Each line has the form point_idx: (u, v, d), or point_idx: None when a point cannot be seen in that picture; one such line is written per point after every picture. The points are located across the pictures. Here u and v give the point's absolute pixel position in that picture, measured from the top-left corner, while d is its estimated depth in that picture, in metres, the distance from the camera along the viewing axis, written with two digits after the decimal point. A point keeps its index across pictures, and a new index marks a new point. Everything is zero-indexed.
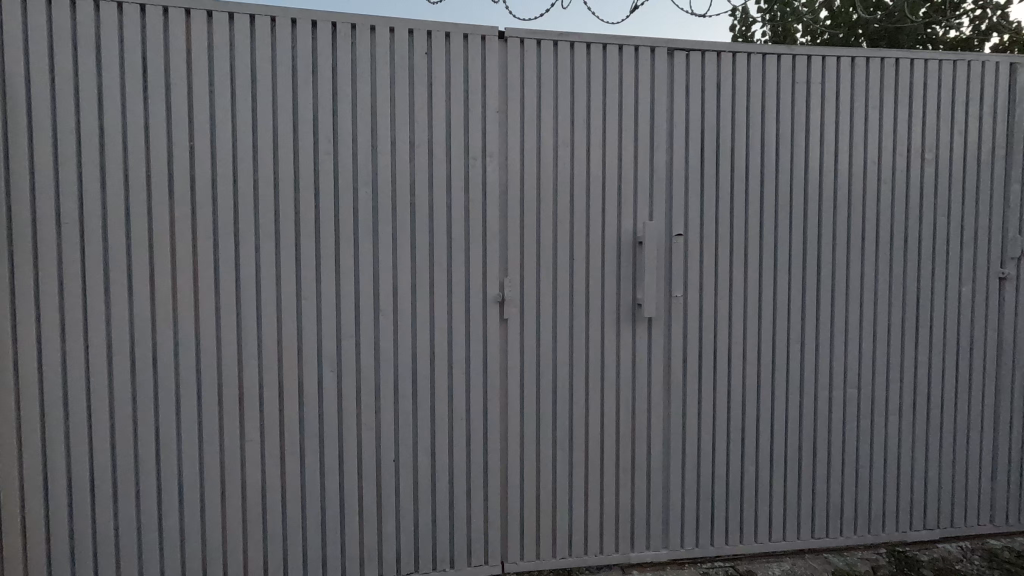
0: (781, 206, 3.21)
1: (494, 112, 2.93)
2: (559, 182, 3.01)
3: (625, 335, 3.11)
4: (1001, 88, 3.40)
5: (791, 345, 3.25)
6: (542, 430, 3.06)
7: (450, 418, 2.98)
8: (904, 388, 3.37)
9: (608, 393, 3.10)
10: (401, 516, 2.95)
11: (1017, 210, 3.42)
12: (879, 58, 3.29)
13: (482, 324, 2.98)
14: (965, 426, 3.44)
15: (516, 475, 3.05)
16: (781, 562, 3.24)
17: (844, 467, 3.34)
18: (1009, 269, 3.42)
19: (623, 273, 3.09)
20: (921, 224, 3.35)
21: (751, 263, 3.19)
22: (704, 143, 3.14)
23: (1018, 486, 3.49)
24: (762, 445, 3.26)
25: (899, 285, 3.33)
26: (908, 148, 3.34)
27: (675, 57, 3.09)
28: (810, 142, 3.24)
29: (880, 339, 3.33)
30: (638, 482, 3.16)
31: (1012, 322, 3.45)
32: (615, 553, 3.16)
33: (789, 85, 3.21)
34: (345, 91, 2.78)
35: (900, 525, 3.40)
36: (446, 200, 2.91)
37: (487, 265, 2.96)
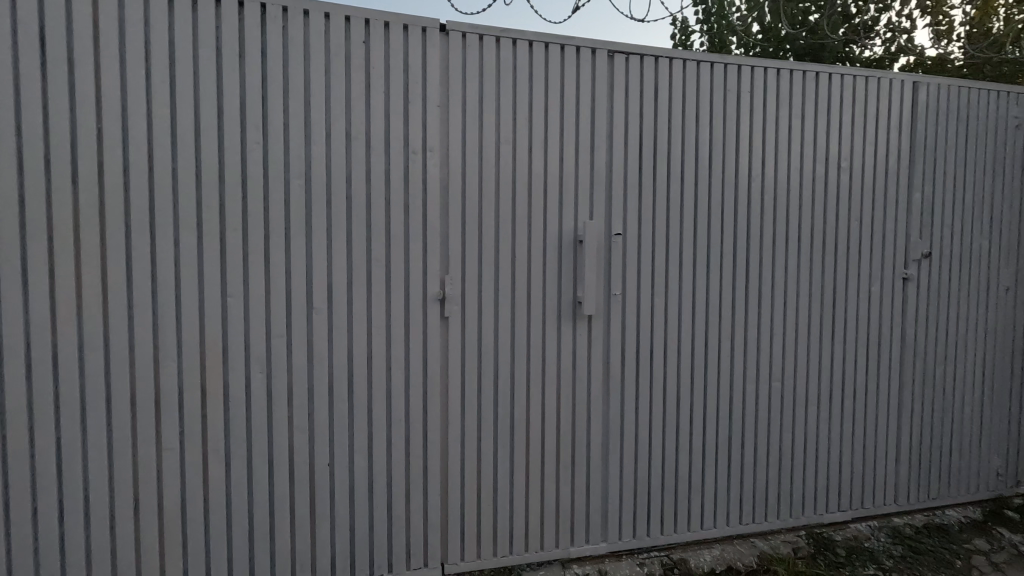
0: (713, 209, 3.35)
1: (435, 106, 2.87)
2: (501, 180, 2.99)
3: (565, 332, 3.14)
4: (905, 104, 3.70)
5: (722, 341, 3.41)
6: (483, 429, 3.04)
7: (389, 419, 2.90)
8: (822, 380, 3.61)
9: (549, 391, 3.13)
10: (336, 522, 2.84)
11: (919, 216, 3.74)
12: (801, 71, 3.50)
13: (422, 322, 2.92)
14: (874, 414, 3.73)
15: (457, 475, 3.01)
16: (711, 548, 3.40)
17: (770, 455, 3.54)
18: (911, 270, 3.74)
19: (564, 271, 3.12)
20: (837, 227, 3.59)
21: (686, 262, 3.31)
22: (642, 145, 3.21)
23: (917, 468, 3.83)
24: (694, 438, 3.40)
25: (818, 284, 3.56)
26: (827, 155, 3.57)
27: (616, 60, 3.15)
28: (740, 149, 3.39)
29: (801, 335, 3.55)
30: (578, 477, 3.21)
31: (914, 318, 3.77)
32: (556, 548, 3.20)
33: (722, 91, 3.35)
34: (276, 77, 2.63)
35: (818, 508, 3.64)
36: (384, 195, 2.82)
37: (427, 262, 2.90)
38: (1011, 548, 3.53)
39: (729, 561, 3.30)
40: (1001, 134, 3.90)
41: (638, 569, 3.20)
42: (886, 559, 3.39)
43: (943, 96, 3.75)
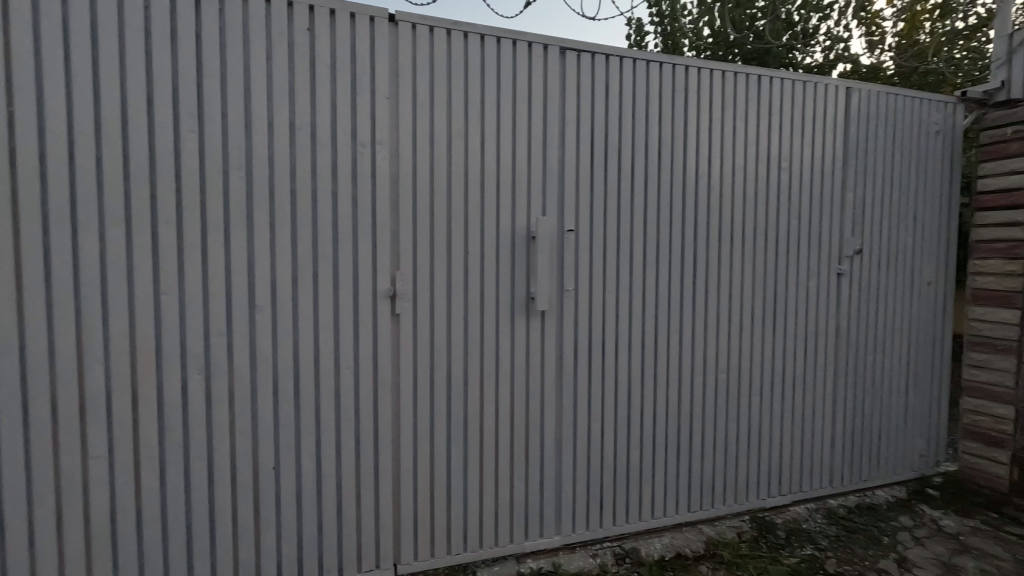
0: (662, 206, 3.43)
1: (384, 99, 2.80)
2: (453, 174, 2.95)
3: (518, 328, 3.14)
4: (839, 107, 3.90)
5: (671, 335, 3.50)
6: (436, 427, 3.01)
7: (338, 419, 2.82)
8: (764, 370, 3.77)
9: (502, 388, 3.12)
10: (283, 527, 2.74)
11: (851, 214, 3.96)
12: (744, 74, 3.63)
13: (371, 320, 2.85)
14: (811, 403, 3.93)
15: (409, 474, 2.97)
16: (661, 536, 3.50)
17: (716, 444, 3.67)
18: (845, 266, 3.95)
19: (517, 267, 3.12)
20: (778, 224, 3.75)
21: (636, 258, 3.38)
22: (594, 142, 3.25)
23: (849, 452, 4.06)
24: (644, 430, 3.48)
25: (761, 278, 3.72)
26: (769, 155, 3.71)
27: (567, 57, 3.16)
28: (687, 148, 3.48)
29: (744, 328, 3.70)
30: (531, 473, 3.22)
31: (846, 311, 3.99)
32: (510, 543, 3.21)
33: (670, 91, 3.42)
34: (212, 63, 2.48)
35: (761, 493, 3.81)
36: (331, 188, 2.73)
37: (377, 258, 2.83)
38: (931, 523, 3.81)
39: (678, 548, 3.41)
40: (925, 139, 4.17)
41: (591, 560, 3.25)
42: (822, 539, 3.58)
43: (873, 101, 3.98)
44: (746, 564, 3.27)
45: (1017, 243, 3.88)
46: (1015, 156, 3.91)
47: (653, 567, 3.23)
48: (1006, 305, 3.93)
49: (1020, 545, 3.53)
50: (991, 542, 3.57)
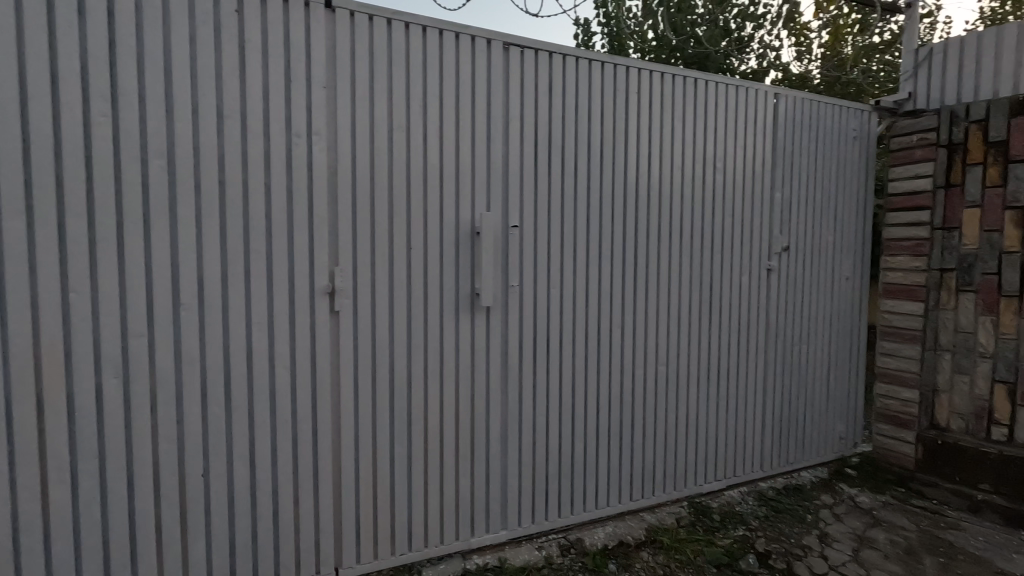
0: (604, 203, 3.50)
1: (320, 88, 2.69)
2: (395, 168, 2.88)
3: (463, 323, 3.12)
4: (768, 112, 4.11)
5: (614, 329, 3.59)
6: (379, 426, 2.94)
7: (274, 421, 2.70)
8: (701, 361, 3.94)
9: (447, 385, 3.10)
10: (213, 538, 2.60)
11: (779, 213, 4.19)
12: (682, 77, 3.76)
13: (309, 318, 2.74)
14: (744, 392, 4.15)
15: (350, 476, 2.89)
16: (605, 525, 3.60)
17: (657, 434, 3.81)
18: (774, 262, 4.19)
19: (461, 263, 3.09)
20: (714, 222, 3.92)
21: (579, 254, 3.44)
22: (537, 139, 3.27)
23: (777, 437, 4.32)
24: (588, 422, 3.55)
25: (697, 274, 3.87)
26: (704, 156, 3.87)
27: (511, 52, 3.16)
28: (628, 147, 3.57)
29: (683, 321, 3.85)
30: (477, 469, 3.21)
31: (775, 304, 4.23)
32: (456, 540, 3.19)
33: (611, 91, 3.50)
34: (126, 41, 2.29)
35: (698, 479, 3.99)
36: (264, 180, 2.60)
37: (314, 253, 2.72)
38: (849, 500, 4.11)
39: (621, 536, 3.51)
40: (844, 144, 4.48)
41: (536, 553, 3.28)
42: (753, 519, 3.79)
43: (799, 107, 4.23)
44: (684, 548, 3.42)
45: (922, 242, 4.25)
46: (920, 162, 4.27)
47: (596, 556, 3.31)
48: (912, 298, 4.30)
49: (924, 516, 3.87)
50: (899, 515, 3.89)
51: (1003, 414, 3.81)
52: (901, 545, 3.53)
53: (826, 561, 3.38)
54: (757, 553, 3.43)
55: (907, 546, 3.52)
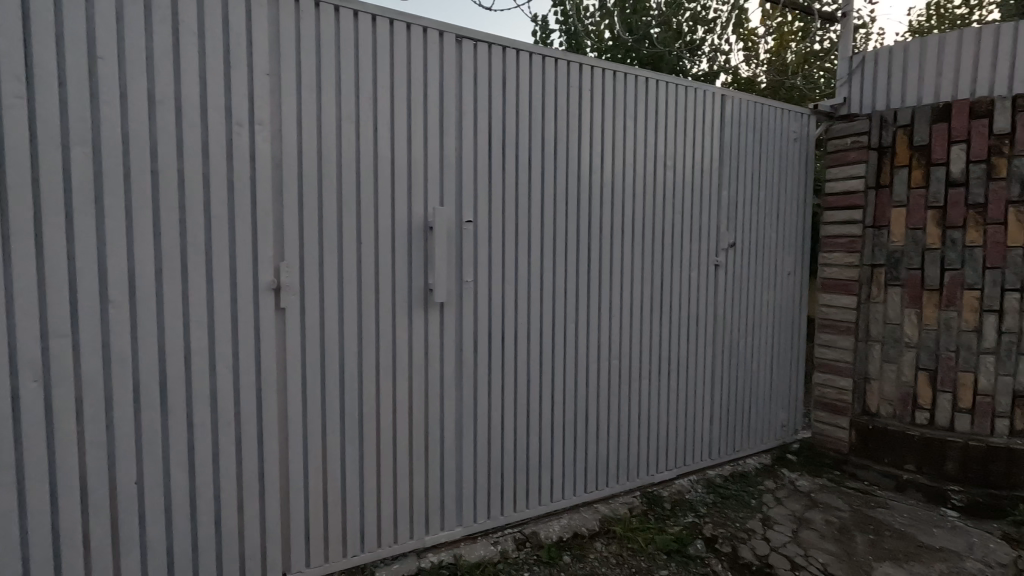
0: (558, 199, 3.52)
1: (263, 74, 2.58)
2: (343, 160, 2.80)
3: (416, 320, 3.07)
4: (715, 112, 4.25)
5: (568, 324, 3.64)
6: (329, 425, 2.86)
7: (215, 424, 2.58)
8: (652, 354, 4.04)
9: (400, 382, 3.04)
10: (149, 548, 2.46)
11: (726, 210, 4.35)
12: (634, 76, 3.83)
13: (253, 314, 2.63)
14: (694, 383, 4.29)
15: (299, 478, 2.80)
16: (560, 518, 3.64)
17: (611, 426, 3.88)
18: (721, 258, 4.34)
19: (414, 259, 3.04)
20: (664, 218, 4.02)
21: (534, 250, 3.45)
22: (491, 135, 3.25)
23: (724, 426, 4.49)
24: (543, 416, 3.58)
25: (649, 269, 3.97)
26: (655, 154, 3.96)
27: (464, 45, 3.12)
28: (581, 144, 3.60)
29: (635, 315, 3.93)
30: (431, 467, 3.18)
31: (722, 298, 4.39)
32: (410, 539, 3.15)
33: (564, 88, 3.52)
34: (43, 16, 2.12)
35: (650, 469, 4.10)
36: (202, 170, 2.46)
37: (257, 247, 2.61)
38: (790, 484, 4.33)
39: (576, 528, 3.57)
40: (786, 145, 4.68)
41: (492, 548, 3.30)
42: (702, 506, 3.93)
43: (744, 109, 4.39)
44: (636, 536, 3.50)
45: (854, 239, 4.49)
46: (853, 163, 4.51)
47: (551, 548, 3.36)
48: (846, 293, 4.55)
49: (856, 496, 4.12)
50: (835, 496, 4.13)
51: (925, 400, 4.13)
52: (836, 524, 3.74)
53: (768, 542, 3.54)
54: (705, 538, 3.56)
55: (842, 525, 3.74)
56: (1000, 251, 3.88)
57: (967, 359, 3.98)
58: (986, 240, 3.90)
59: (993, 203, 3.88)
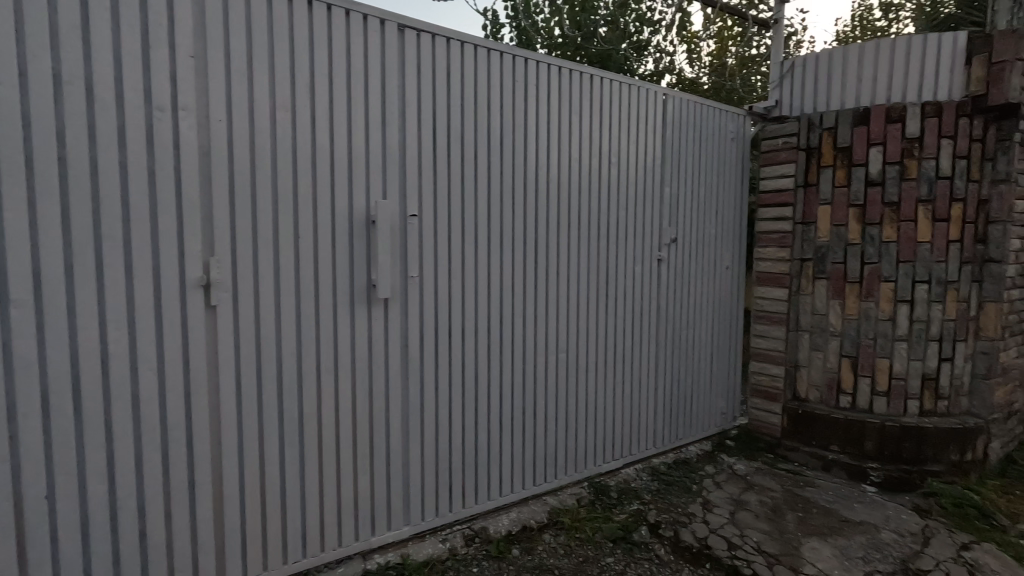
0: (504, 194, 3.52)
1: (187, 56, 2.41)
2: (278, 151, 2.67)
3: (358, 317, 2.99)
4: (658, 111, 4.36)
5: (516, 319, 3.65)
6: (266, 427, 2.74)
7: (138, 430, 2.41)
8: (598, 346, 4.12)
9: (342, 381, 2.95)
10: (62, 566, 2.28)
11: (669, 207, 4.49)
12: (579, 73, 3.87)
13: (179, 312, 2.46)
14: (639, 374, 4.41)
15: (234, 483, 2.66)
16: (509, 512, 3.65)
17: (559, 419, 3.94)
18: (664, 253, 4.48)
19: (356, 255, 2.95)
20: (609, 214, 4.10)
21: (480, 245, 3.44)
22: (436, 127, 3.20)
23: (667, 415, 4.65)
24: (492, 411, 3.58)
25: (594, 263, 4.04)
26: (600, 150, 4.02)
27: (406, 34, 3.05)
28: (527, 138, 3.61)
29: (582, 309, 4.00)
30: (378, 466, 3.12)
31: (665, 291, 4.53)
32: (355, 541, 3.07)
33: (510, 82, 3.51)
34: None
35: (598, 460, 4.19)
36: (119, 158, 2.29)
37: (183, 241, 2.45)
38: (728, 468, 4.54)
39: (525, 521, 3.60)
40: (724, 144, 4.88)
41: (440, 545, 3.27)
42: (647, 493, 4.05)
43: (683, 108, 4.53)
44: (583, 526, 3.58)
45: (785, 234, 4.74)
46: (784, 163, 4.75)
47: (500, 542, 3.38)
48: (778, 285, 4.80)
49: (788, 477, 4.37)
50: (768, 478, 4.37)
51: (847, 385, 4.44)
52: (769, 504, 3.96)
53: (707, 525, 3.69)
54: (649, 524, 3.67)
55: (774, 505, 3.95)
56: (912, 246, 4.21)
57: (883, 346, 4.31)
58: (899, 236, 4.23)
59: (906, 202, 4.20)
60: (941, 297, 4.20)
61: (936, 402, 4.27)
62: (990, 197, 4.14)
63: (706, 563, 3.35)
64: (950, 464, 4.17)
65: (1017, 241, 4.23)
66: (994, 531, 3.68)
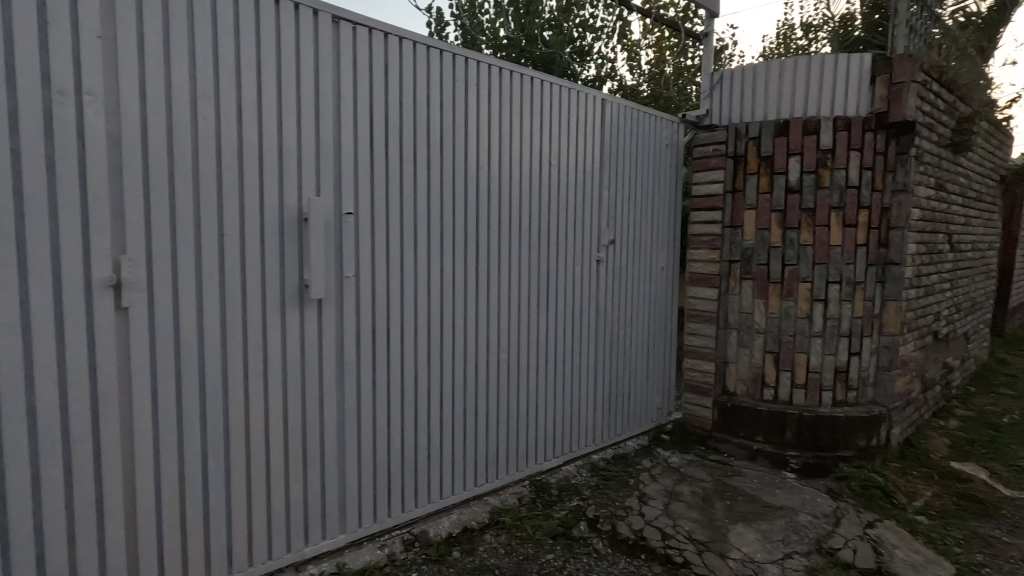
0: (445, 193, 3.49)
1: (93, 36, 2.21)
2: (201, 142, 2.51)
3: (290, 318, 2.86)
4: (597, 115, 4.47)
5: (456, 319, 3.63)
6: (187, 437, 2.56)
7: (35, 444, 2.19)
8: (539, 345, 4.18)
9: (272, 386, 2.82)
10: None
11: (607, 209, 4.61)
12: (519, 75, 3.89)
13: (85, 314, 2.26)
14: (579, 372, 4.51)
15: (150, 498, 2.47)
16: (450, 514, 3.63)
17: (500, 418, 3.95)
18: (603, 254, 4.60)
19: (288, 253, 2.83)
20: (549, 214, 4.16)
21: (420, 244, 3.39)
22: (373, 123, 3.12)
23: (606, 412, 4.78)
24: (432, 412, 3.54)
25: (535, 262, 4.09)
26: (541, 152, 4.07)
27: (341, 27, 2.95)
28: (468, 137, 3.60)
29: (523, 309, 4.03)
30: (311, 473, 3.00)
31: (604, 291, 4.65)
32: (287, 553, 2.94)
33: (450, 80, 3.48)
34: None
35: (539, 459, 4.24)
36: (12, 146, 2.07)
37: (89, 237, 2.25)
38: (663, 461, 4.72)
39: (465, 522, 3.58)
40: (659, 150, 5.07)
41: (378, 552, 3.19)
42: (586, 490, 4.14)
43: (621, 113, 4.66)
44: (524, 525, 3.61)
45: (715, 237, 4.99)
46: (714, 169, 4.98)
47: (440, 545, 3.34)
48: (708, 285, 5.05)
49: (717, 468, 4.61)
50: (700, 469, 4.58)
51: (770, 378, 4.74)
52: (700, 494, 4.16)
53: (643, 517, 3.81)
54: (588, 519, 3.76)
55: (704, 494, 4.16)
56: (825, 249, 4.56)
57: (801, 342, 4.64)
58: (815, 240, 4.57)
59: (820, 208, 4.54)
60: (850, 296, 4.58)
61: (846, 392, 4.64)
62: (892, 205, 4.55)
63: (641, 554, 3.46)
64: (858, 449, 4.55)
65: (914, 245, 4.67)
66: (895, 508, 4.05)
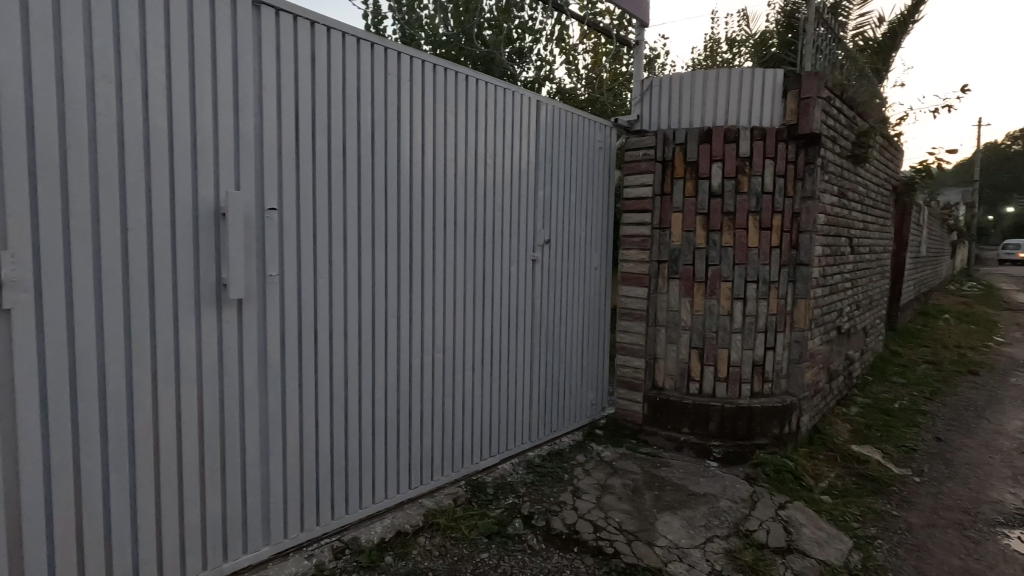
0: (376, 189, 3.39)
1: None
2: (100, 128, 2.29)
3: (206, 319, 2.68)
4: (532, 116, 4.52)
5: (389, 319, 3.55)
6: (84, 449, 2.33)
7: None
8: (474, 343, 4.17)
9: (186, 392, 2.63)
10: None
11: (542, 209, 4.68)
12: (454, 72, 3.86)
13: None
14: (515, 371, 4.55)
15: (39, 519, 2.24)
16: (383, 519, 3.55)
17: (435, 419, 3.91)
18: (538, 255, 4.67)
19: (203, 250, 2.64)
20: (484, 213, 4.16)
21: (351, 242, 3.27)
22: (299, 114, 2.98)
23: (542, 409, 4.85)
24: (364, 414, 3.44)
25: (471, 261, 4.08)
26: (476, 151, 4.06)
27: (263, 11, 2.79)
28: (402, 132, 3.52)
29: (458, 308, 4.01)
30: (230, 483, 2.82)
31: (540, 290, 4.72)
32: (203, 570, 2.75)
33: (382, 74, 3.38)
34: None
35: (474, 458, 4.24)
36: None
37: None
38: (597, 456, 4.85)
39: (399, 526, 3.51)
40: (593, 152, 5.21)
41: (305, 562, 3.06)
42: (521, 487, 4.18)
43: (556, 116, 4.74)
44: (459, 525, 3.58)
45: (644, 238, 5.18)
46: (644, 173, 5.17)
47: (372, 551, 3.25)
48: (639, 285, 5.23)
49: (647, 460, 4.80)
50: (631, 462, 4.75)
51: (695, 372, 4.99)
52: (631, 486, 4.31)
53: (576, 511, 3.90)
54: (523, 516, 3.79)
55: (634, 486, 4.31)
56: (744, 251, 4.86)
57: (723, 338, 4.93)
58: (735, 242, 4.87)
59: (739, 212, 4.84)
60: (766, 294, 4.92)
61: (762, 384, 4.98)
62: (801, 210, 4.94)
63: (574, 547, 3.53)
64: (772, 437, 4.90)
65: (821, 247, 5.09)
66: (803, 489, 4.39)
